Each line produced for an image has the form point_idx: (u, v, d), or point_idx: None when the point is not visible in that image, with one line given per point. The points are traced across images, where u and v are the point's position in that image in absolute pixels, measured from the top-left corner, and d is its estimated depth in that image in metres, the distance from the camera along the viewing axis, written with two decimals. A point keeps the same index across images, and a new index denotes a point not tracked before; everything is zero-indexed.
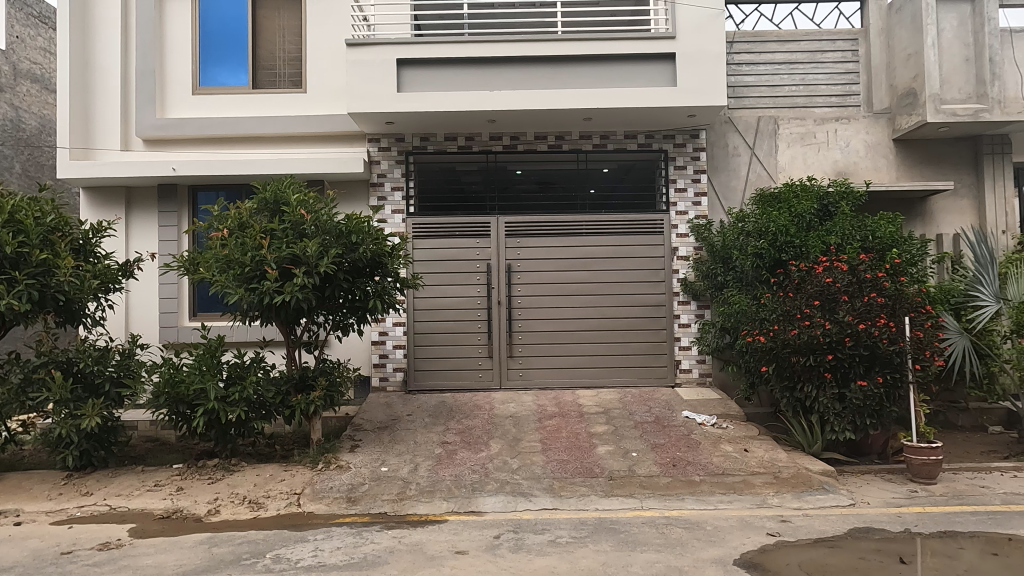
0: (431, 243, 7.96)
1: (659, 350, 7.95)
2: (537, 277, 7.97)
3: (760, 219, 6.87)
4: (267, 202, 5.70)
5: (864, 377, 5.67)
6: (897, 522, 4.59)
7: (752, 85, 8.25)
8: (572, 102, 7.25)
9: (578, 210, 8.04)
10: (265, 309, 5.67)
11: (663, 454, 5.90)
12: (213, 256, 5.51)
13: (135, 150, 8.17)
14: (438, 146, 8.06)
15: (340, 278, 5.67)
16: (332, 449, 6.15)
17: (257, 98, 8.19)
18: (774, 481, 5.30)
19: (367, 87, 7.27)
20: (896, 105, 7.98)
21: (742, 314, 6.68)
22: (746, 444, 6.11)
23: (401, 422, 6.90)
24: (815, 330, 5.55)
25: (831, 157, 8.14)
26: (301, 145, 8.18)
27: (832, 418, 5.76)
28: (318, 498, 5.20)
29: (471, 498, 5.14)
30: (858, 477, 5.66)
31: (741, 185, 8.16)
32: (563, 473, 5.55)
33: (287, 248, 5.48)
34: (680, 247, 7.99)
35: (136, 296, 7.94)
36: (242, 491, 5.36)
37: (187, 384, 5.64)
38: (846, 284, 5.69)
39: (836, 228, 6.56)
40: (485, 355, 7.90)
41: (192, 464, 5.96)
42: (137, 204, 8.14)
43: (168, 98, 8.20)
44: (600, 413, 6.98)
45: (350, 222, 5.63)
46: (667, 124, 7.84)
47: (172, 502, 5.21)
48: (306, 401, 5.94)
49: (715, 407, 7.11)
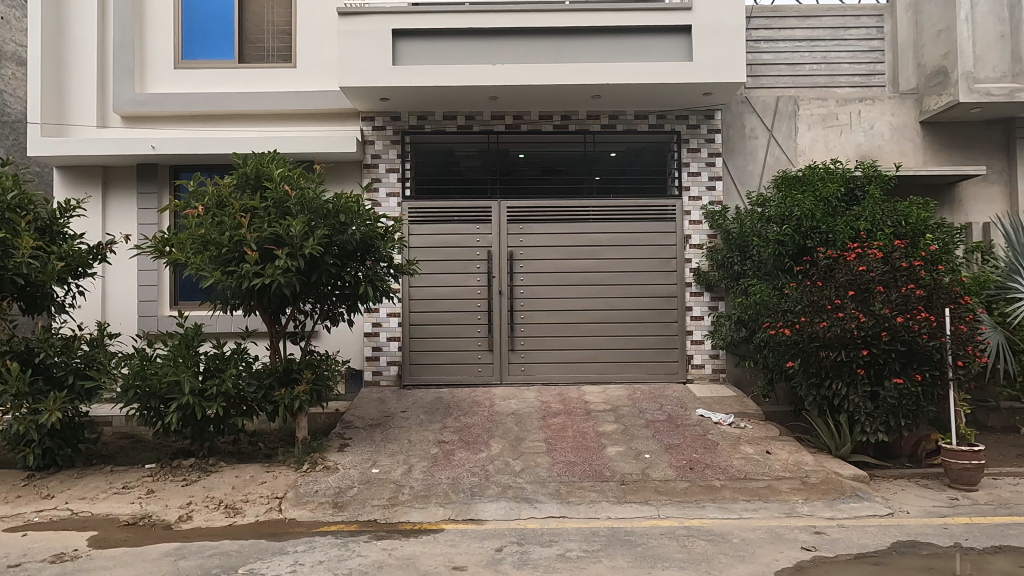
0: (427, 229, 7.46)
1: (670, 344, 7.46)
2: (541, 265, 7.49)
3: (783, 204, 6.39)
4: (248, 178, 5.21)
5: (900, 374, 5.19)
6: (945, 535, 4.12)
7: (771, 63, 7.76)
8: (580, 77, 6.76)
9: (585, 195, 7.54)
10: (245, 295, 5.18)
11: (678, 456, 5.43)
12: (188, 237, 4.99)
13: (113, 127, 7.64)
14: (436, 125, 7.57)
15: (327, 261, 5.17)
16: (320, 448, 5.67)
17: (244, 74, 7.68)
18: (802, 487, 4.83)
19: (361, 59, 6.77)
20: (925, 85, 7.49)
21: (764, 304, 6.21)
22: (768, 445, 5.64)
23: (395, 419, 6.43)
24: (849, 323, 5.09)
25: (854, 140, 7.66)
26: (291, 123, 7.68)
27: (862, 418, 5.29)
28: (301, 503, 4.70)
29: (470, 503, 4.66)
30: (891, 483, 5.19)
31: (759, 169, 7.67)
32: (570, 476, 5.08)
33: (269, 227, 4.97)
34: (693, 235, 7.52)
35: (113, 282, 7.44)
36: (218, 495, 4.88)
37: (160, 377, 5.14)
38: (880, 273, 5.23)
39: (865, 213, 6.08)
40: (484, 348, 7.42)
41: (166, 463, 5.47)
42: (114, 185, 7.63)
43: (148, 73, 7.68)
44: (609, 411, 6.50)
45: (339, 201, 5.17)
46: (680, 103, 7.36)
47: (141, 507, 4.72)
48: (290, 396, 5.43)
49: (731, 406, 6.64)
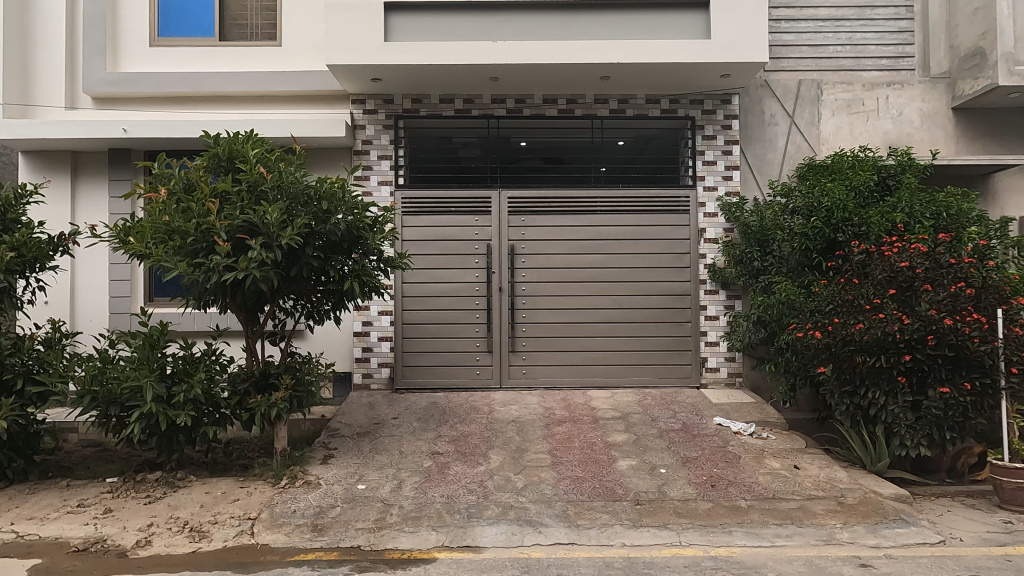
0: (422, 220, 6.92)
1: (683, 346, 6.94)
2: (544, 261, 6.96)
3: (810, 194, 5.87)
4: (220, 161, 4.64)
5: (947, 382, 4.66)
6: (1011, 569, 3.59)
7: (792, 44, 7.21)
8: (588, 55, 6.20)
9: (592, 185, 6.99)
10: (216, 291, 4.63)
11: (697, 471, 4.91)
12: (151, 225, 4.41)
13: (83, 108, 7.08)
14: (432, 109, 7.02)
15: (308, 253, 4.63)
16: (300, 461, 5.12)
17: (225, 53, 7.13)
18: (839, 509, 4.31)
19: (349, 35, 6.21)
20: (959, 68, 6.96)
21: (788, 304, 5.67)
22: (795, 459, 5.13)
23: (385, 427, 5.89)
24: (890, 325, 4.57)
25: (881, 127, 7.13)
26: (275, 106, 7.13)
27: (902, 431, 4.78)
28: (276, 526, 4.17)
29: (466, 527, 4.12)
30: (935, 503, 4.66)
31: (779, 158, 7.14)
32: (579, 495, 4.55)
33: (241, 214, 4.40)
34: (709, 228, 6.98)
35: (83, 277, 6.91)
36: (183, 515, 4.34)
37: (121, 382, 4.60)
38: (925, 269, 4.70)
39: (900, 204, 5.54)
40: (483, 349, 6.90)
41: (129, 477, 4.93)
42: (84, 172, 7.08)
43: (122, 51, 7.13)
44: (618, 419, 5.98)
45: (322, 185, 4.61)
46: (696, 86, 6.82)
47: (96, 529, 4.18)
48: (267, 403, 4.86)
49: (751, 413, 6.12)
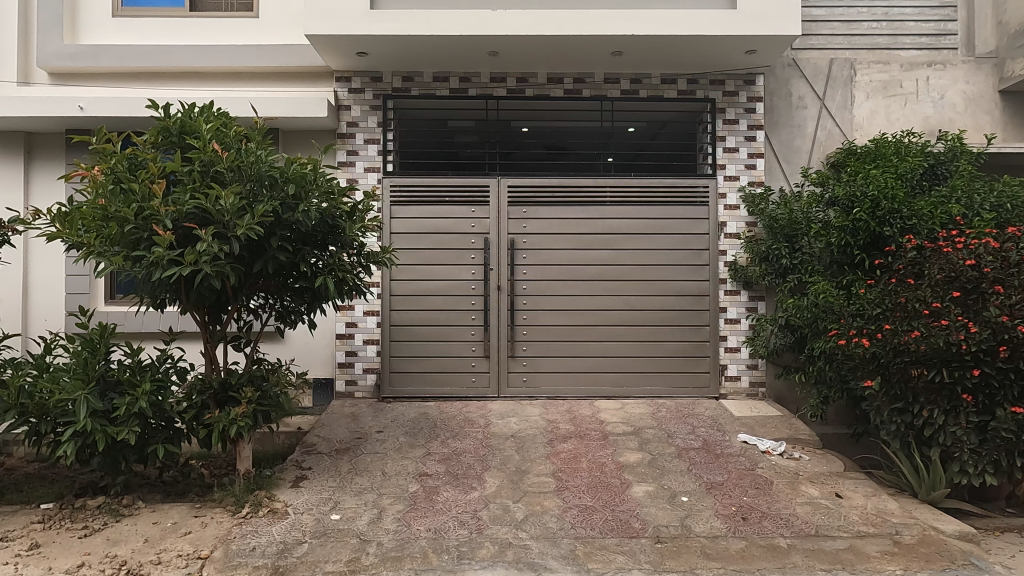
0: (412, 211, 6.24)
1: (700, 353, 6.28)
2: (548, 257, 6.29)
3: (851, 182, 5.21)
4: (170, 136, 3.97)
5: (1019, 402, 4.01)
6: None
7: (822, 20, 6.52)
8: (599, 26, 5.51)
9: (600, 174, 6.32)
10: (168, 288, 3.96)
11: (724, 500, 4.24)
12: (86, 210, 3.73)
13: (37, 84, 6.40)
14: (424, 88, 6.33)
15: (274, 246, 3.95)
16: (267, 484, 4.45)
17: (194, 24, 6.45)
18: (896, 551, 3.64)
19: (332, 2, 5.51)
20: (1008, 47, 6.29)
21: (825, 308, 5.02)
22: (836, 486, 4.47)
23: (368, 442, 5.22)
24: (955, 334, 3.89)
25: (921, 112, 6.46)
26: (250, 83, 6.45)
27: (964, 456, 4.11)
28: (230, 569, 3.48)
29: (456, 572, 3.45)
30: (1003, 541, 4.00)
31: (807, 147, 6.49)
32: (589, 530, 3.88)
33: (191, 197, 3.72)
34: (729, 222, 6.31)
35: (35, 272, 6.25)
36: (122, 553, 3.66)
37: (53, 394, 3.95)
38: (996, 269, 4.03)
39: (956, 194, 4.90)
40: (479, 354, 6.23)
41: (68, 504, 4.25)
42: (39, 154, 6.41)
43: (81, 22, 6.45)
44: (630, 435, 5.30)
45: (291, 166, 3.94)
46: (718, 64, 6.14)
47: (13, 571, 3.49)
48: (226, 419, 4.13)
49: (780, 430, 5.46)
